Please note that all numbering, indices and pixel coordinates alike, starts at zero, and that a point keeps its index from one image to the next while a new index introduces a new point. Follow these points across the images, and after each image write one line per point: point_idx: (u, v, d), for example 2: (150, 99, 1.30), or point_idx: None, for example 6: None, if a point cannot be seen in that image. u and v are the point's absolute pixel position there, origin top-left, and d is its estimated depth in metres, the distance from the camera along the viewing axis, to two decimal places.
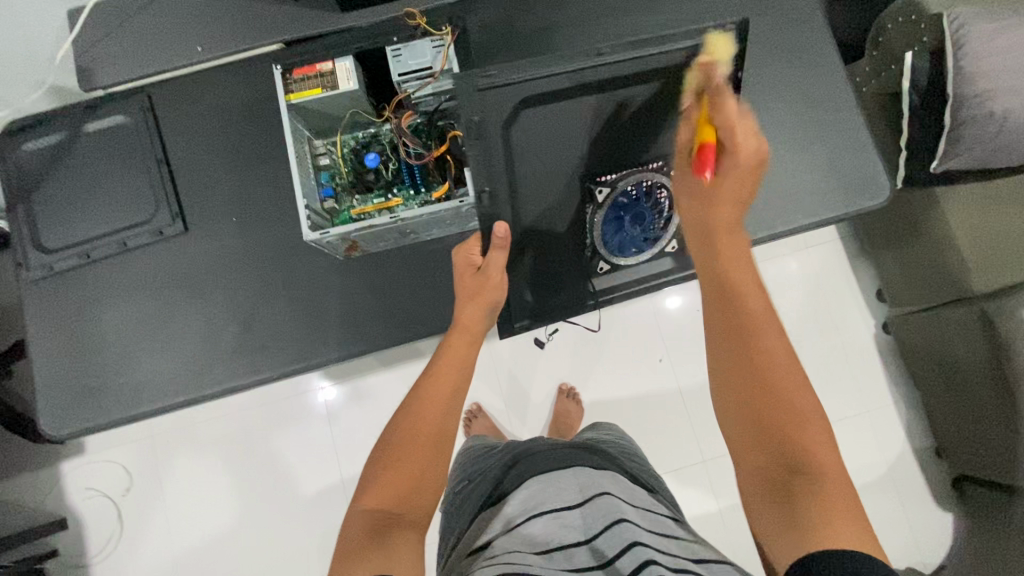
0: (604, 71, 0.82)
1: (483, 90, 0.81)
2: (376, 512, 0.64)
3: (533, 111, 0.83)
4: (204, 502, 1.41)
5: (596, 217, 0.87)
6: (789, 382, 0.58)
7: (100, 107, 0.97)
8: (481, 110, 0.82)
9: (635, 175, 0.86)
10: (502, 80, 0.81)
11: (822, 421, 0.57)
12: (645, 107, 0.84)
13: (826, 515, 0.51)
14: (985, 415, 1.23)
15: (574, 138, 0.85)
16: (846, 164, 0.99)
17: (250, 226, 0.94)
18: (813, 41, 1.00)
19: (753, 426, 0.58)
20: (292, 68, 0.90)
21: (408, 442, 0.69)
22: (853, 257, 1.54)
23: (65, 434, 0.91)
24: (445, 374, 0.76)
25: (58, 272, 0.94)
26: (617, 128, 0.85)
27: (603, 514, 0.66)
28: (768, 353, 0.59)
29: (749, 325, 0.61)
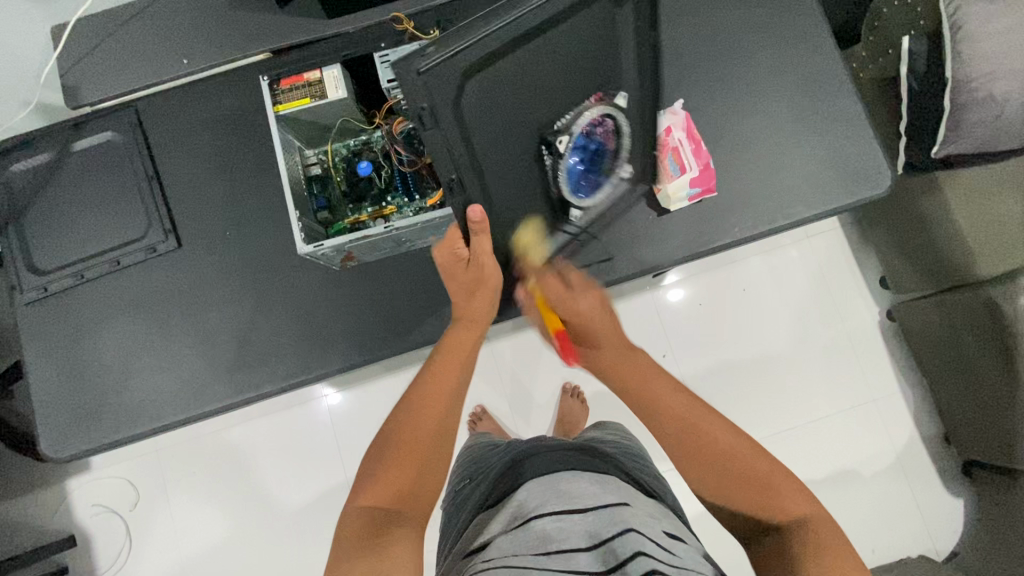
0: (543, 7, 0.66)
1: (423, 73, 0.63)
2: (374, 511, 0.67)
3: (479, 79, 0.67)
4: (211, 514, 1.41)
5: (559, 169, 0.77)
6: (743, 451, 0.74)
7: (87, 124, 0.95)
8: (429, 94, 0.64)
9: (588, 111, 0.75)
10: (442, 52, 0.62)
11: (783, 476, 0.71)
12: (588, 36, 0.72)
13: (816, 553, 0.63)
14: (991, 399, 1.22)
15: (527, 96, 0.71)
16: (845, 152, 0.97)
17: (244, 239, 0.93)
18: (808, 28, 0.99)
19: (730, 498, 0.72)
20: (278, 79, 0.89)
21: (406, 441, 0.72)
22: (855, 244, 1.52)
23: (65, 456, 0.90)
24: (446, 372, 0.78)
25: (52, 292, 0.93)
26: (568, 72, 0.72)
27: (608, 521, 0.65)
28: (716, 433, 0.76)
29: (692, 417, 0.78)
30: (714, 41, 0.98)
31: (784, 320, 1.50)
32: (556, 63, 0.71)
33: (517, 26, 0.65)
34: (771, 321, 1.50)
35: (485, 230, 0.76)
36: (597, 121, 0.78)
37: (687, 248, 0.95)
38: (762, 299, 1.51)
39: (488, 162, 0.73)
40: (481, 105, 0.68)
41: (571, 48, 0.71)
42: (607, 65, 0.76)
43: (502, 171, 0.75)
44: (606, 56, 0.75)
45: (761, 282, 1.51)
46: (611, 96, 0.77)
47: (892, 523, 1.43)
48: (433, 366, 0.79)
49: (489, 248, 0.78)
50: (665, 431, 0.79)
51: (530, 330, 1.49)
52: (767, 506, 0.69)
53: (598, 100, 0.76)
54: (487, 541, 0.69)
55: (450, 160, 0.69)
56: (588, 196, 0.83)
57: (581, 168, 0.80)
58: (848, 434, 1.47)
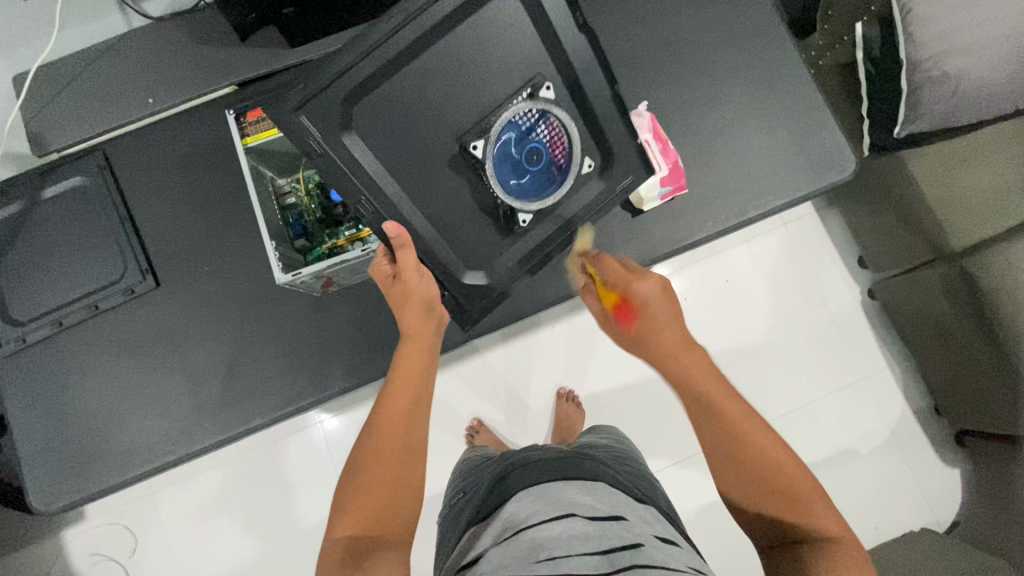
0: (410, 28, 0.76)
1: (298, 106, 0.74)
2: (349, 542, 0.65)
3: (366, 102, 0.78)
4: (212, 552, 1.39)
5: (488, 173, 0.80)
6: (780, 474, 0.66)
7: (55, 170, 0.95)
8: (315, 123, 0.75)
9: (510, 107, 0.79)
10: (315, 85, 0.75)
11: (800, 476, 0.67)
12: (476, 41, 0.79)
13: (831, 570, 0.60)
14: (977, 368, 1.24)
15: (418, 109, 0.80)
16: (809, 140, 0.99)
17: (222, 273, 0.93)
18: (762, 21, 1.01)
19: (742, 499, 0.68)
20: (244, 112, 0.88)
21: (372, 467, 0.70)
22: (830, 227, 1.55)
23: (56, 508, 0.89)
24: (400, 393, 0.75)
25: (31, 343, 0.92)
26: (463, 80, 0.80)
27: (602, 538, 0.64)
28: (758, 445, 0.68)
29: (713, 400, 0.71)
30: (673, 42, 1.00)
31: (768, 309, 1.52)
32: (444, 74, 0.79)
33: (389, 49, 0.76)
34: (756, 309, 1.52)
35: (408, 244, 0.78)
36: (527, 120, 0.81)
37: (663, 246, 0.96)
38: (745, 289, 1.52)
39: (402, 178, 0.80)
40: (375, 125, 0.79)
41: (458, 57, 0.79)
42: (504, 63, 0.80)
43: (419, 181, 0.81)
44: (504, 56, 0.80)
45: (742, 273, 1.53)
46: (541, 90, 0.80)
47: (891, 499, 1.44)
48: (388, 386, 0.77)
49: (413, 261, 0.78)
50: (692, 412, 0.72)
51: (520, 338, 1.50)
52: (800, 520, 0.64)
53: (529, 94, 0.80)
54: (479, 554, 0.70)
55: (349, 180, 0.77)
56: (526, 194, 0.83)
57: (514, 165, 0.82)
58: (841, 414, 1.48)
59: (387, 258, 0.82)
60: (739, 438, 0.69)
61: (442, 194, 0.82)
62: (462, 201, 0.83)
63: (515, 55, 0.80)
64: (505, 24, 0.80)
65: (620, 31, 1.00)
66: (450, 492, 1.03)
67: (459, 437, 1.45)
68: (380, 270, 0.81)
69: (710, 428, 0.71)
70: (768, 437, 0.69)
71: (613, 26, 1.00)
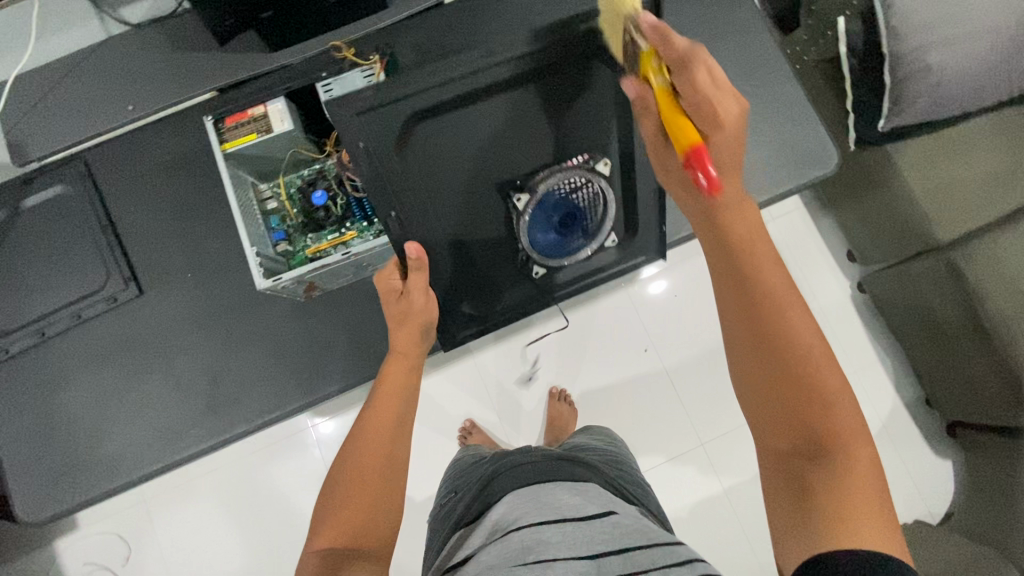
0: (500, 68, 0.76)
1: (359, 115, 0.73)
2: (330, 551, 0.64)
3: (426, 124, 0.76)
4: (206, 558, 1.39)
5: (521, 225, 0.87)
6: (819, 384, 0.55)
7: (36, 179, 0.94)
8: (365, 136, 0.73)
9: (566, 173, 0.84)
10: (380, 97, 0.72)
11: (846, 399, 0.56)
12: (563, 96, 0.80)
13: (850, 506, 0.51)
14: (966, 359, 1.24)
15: (466, 141, 0.79)
16: (792, 136, 0.99)
17: (206, 280, 0.93)
18: (742, 18, 1.01)
19: (767, 419, 0.58)
20: (223, 118, 0.88)
21: (356, 478, 0.69)
22: (818, 222, 1.55)
23: (42, 518, 0.88)
24: (387, 407, 0.76)
25: (15, 353, 0.92)
26: (524, 129, 0.80)
27: (594, 539, 0.64)
28: (797, 342, 0.57)
29: (780, 297, 0.58)
30: None
31: None
32: (513, 125, 0.79)
33: (470, 83, 0.75)
34: None
35: (424, 267, 0.78)
36: (571, 184, 0.87)
37: None
38: None
39: (430, 206, 0.80)
40: (426, 147, 0.77)
41: (531, 112, 0.80)
42: (570, 123, 0.82)
43: (439, 206, 0.81)
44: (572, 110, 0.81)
45: None
46: (598, 160, 0.85)
47: None
48: (376, 399, 0.77)
49: (424, 283, 0.80)
50: (737, 304, 0.60)
51: (511, 338, 1.49)
52: (830, 449, 0.54)
53: (584, 159, 0.85)
54: (465, 557, 0.69)
55: (386, 199, 0.76)
56: (543, 251, 0.93)
57: (543, 224, 0.91)
58: None
59: (397, 270, 0.81)
60: (775, 329, 0.57)
61: (455, 222, 0.84)
62: (464, 225, 0.85)
63: (587, 121, 0.82)
64: (598, 87, 0.80)
65: None
66: (440, 494, 1.03)
67: (452, 438, 1.45)
68: (389, 284, 0.81)
69: (755, 327, 0.58)
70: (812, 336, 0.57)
71: None
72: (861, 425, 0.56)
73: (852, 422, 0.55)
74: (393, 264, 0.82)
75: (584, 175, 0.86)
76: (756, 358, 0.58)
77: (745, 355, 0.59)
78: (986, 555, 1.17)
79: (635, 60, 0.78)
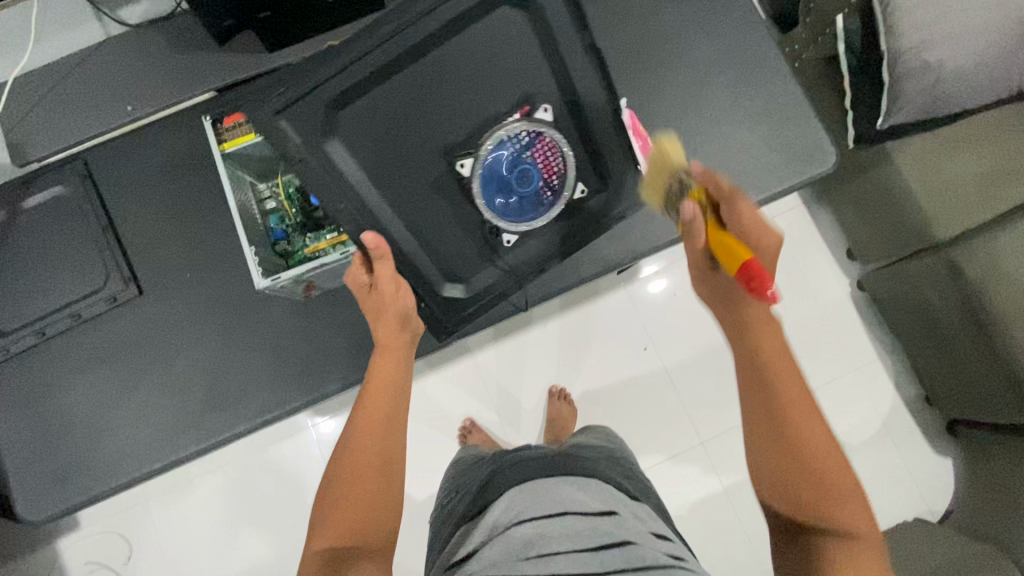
0: (396, 33, 0.75)
1: (280, 109, 0.74)
2: (329, 552, 0.65)
3: (352, 108, 0.78)
4: (208, 557, 1.39)
5: (475, 192, 0.84)
6: (821, 462, 0.65)
7: (34, 181, 0.95)
8: (294, 132, 0.75)
9: (502, 128, 0.83)
10: (294, 91, 0.74)
11: (842, 464, 0.65)
12: (476, 57, 0.81)
13: (847, 561, 0.60)
14: (964, 356, 1.24)
15: (400, 113, 0.81)
16: (790, 133, 0.99)
17: (205, 281, 0.93)
18: (740, 16, 1.01)
19: (777, 481, 0.66)
20: (220, 118, 0.89)
21: (351, 477, 0.70)
22: (818, 219, 1.55)
23: (44, 517, 0.89)
24: (374, 401, 0.76)
25: (15, 354, 0.92)
26: (456, 96, 0.82)
27: (594, 535, 0.64)
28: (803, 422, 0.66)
29: (785, 376, 0.68)
30: (651, 38, 1.00)
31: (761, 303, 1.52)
32: (436, 88, 0.81)
33: (378, 55, 0.76)
34: None
35: (387, 255, 0.80)
36: (520, 143, 0.84)
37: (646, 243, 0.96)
38: None
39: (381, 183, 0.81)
40: (358, 129, 0.79)
41: (446, 69, 0.80)
42: (489, 75, 0.82)
43: (401, 195, 0.82)
44: (502, 74, 0.83)
45: None
46: (537, 110, 0.84)
47: (885, 489, 1.44)
48: (362, 395, 0.77)
49: (391, 272, 0.80)
50: (753, 382, 0.69)
51: (510, 338, 1.50)
52: (830, 510, 0.63)
53: (523, 114, 0.83)
54: (470, 551, 0.69)
55: (330, 186, 0.78)
56: (508, 217, 0.86)
57: (502, 189, 0.85)
58: (832, 406, 1.49)
59: (363, 266, 0.82)
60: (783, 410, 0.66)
61: (415, 204, 0.84)
62: (433, 211, 0.85)
63: (500, 69, 0.82)
64: (493, 33, 0.81)
65: (599, 28, 1.00)
66: (441, 492, 1.03)
67: (452, 437, 1.45)
68: (356, 278, 0.82)
69: (766, 404, 0.67)
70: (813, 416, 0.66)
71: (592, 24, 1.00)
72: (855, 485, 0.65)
73: (846, 483, 0.64)
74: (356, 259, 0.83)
75: (528, 129, 0.83)
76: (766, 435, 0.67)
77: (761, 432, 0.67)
78: (985, 554, 1.17)
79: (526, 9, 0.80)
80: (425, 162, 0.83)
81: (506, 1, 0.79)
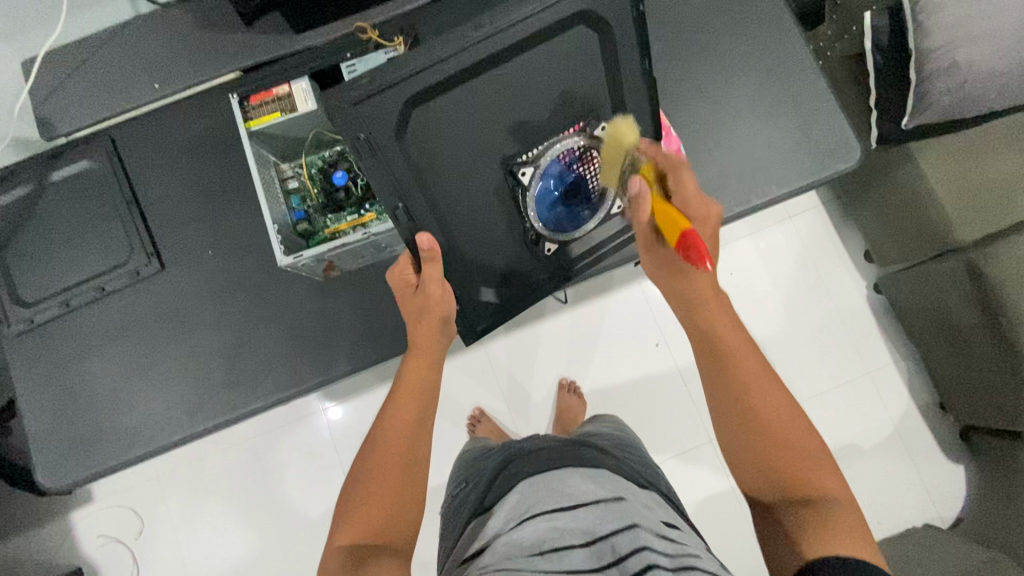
0: (481, 45, 0.72)
1: (358, 103, 0.69)
2: (352, 547, 0.65)
3: (422, 109, 0.74)
4: (217, 535, 1.41)
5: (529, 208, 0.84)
6: (779, 419, 0.68)
7: (63, 154, 0.96)
8: (365, 127, 0.70)
9: (561, 141, 0.82)
10: (372, 86, 0.69)
11: (802, 426, 0.68)
12: (548, 69, 0.78)
13: (820, 523, 0.60)
14: (982, 362, 1.23)
15: (472, 125, 0.77)
16: (814, 129, 0.99)
17: (227, 258, 0.94)
18: (768, 9, 1.00)
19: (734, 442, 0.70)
20: (248, 95, 0.89)
21: (375, 474, 0.70)
22: (835, 220, 1.54)
23: (63, 485, 0.91)
24: (405, 404, 0.77)
25: (39, 324, 0.94)
26: (525, 102, 0.78)
27: (612, 519, 0.64)
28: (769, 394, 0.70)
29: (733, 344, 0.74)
30: (678, 30, 0.99)
31: (775, 302, 1.51)
32: (505, 98, 0.77)
33: (457, 62, 0.72)
34: (763, 305, 1.51)
35: (437, 257, 0.78)
36: (570, 155, 0.84)
37: None
38: (752, 280, 1.52)
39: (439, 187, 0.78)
40: (424, 136, 0.75)
41: (516, 85, 0.77)
42: (554, 89, 0.79)
43: (453, 200, 0.80)
44: (573, 84, 0.80)
45: (750, 264, 1.52)
46: (594, 127, 0.82)
47: (896, 494, 1.43)
48: (394, 398, 0.78)
49: (439, 276, 0.79)
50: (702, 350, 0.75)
51: (523, 329, 1.49)
52: (794, 468, 0.65)
53: (580, 130, 0.82)
54: (484, 543, 0.69)
55: (392, 191, 0.75)
56: (563, 230, 0.89)
57: (553, 202, 0.86)
58: (844, 409, 1.47)
59: (411, 266, 0.83)
60: (743, 385, 0.71)
61: (468, 216, 0.82)
62: (476, 208, 0.82)
63: (572, 84, 0.80)
64: (567, 52, 0.78)
65: None
66: (451, 481, 1.03)
67: (461, 425, 1.46)
68: (403, 278, 0.83)
69: (717, 369, 0.73)
70: (773, 391, 0.70)
71: None
72: (822, 452, 0.67)
73: (807, 445, 0.67)
74: (406, 258, 0.84)
75: (585, 145, 0.83)
76: (739, 412, 0.70)
77: (733, 410, 0.70)
78: (995, 562, 1.16)
79: (600, 19, 0.76)
80: (481, 170, 0.80)
81: (582, 17, 0.75)
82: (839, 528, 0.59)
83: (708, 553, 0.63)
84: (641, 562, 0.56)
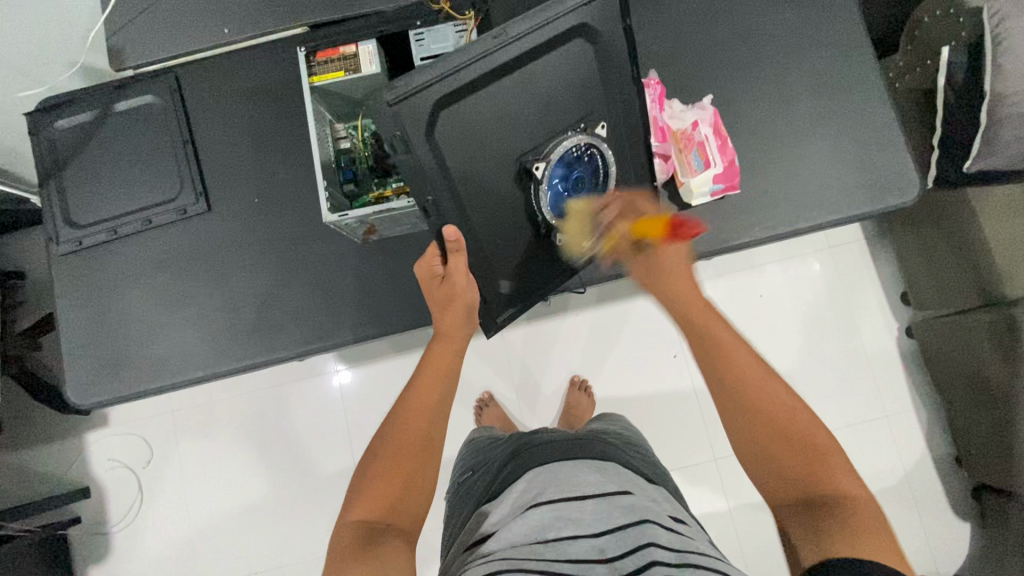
0: (501, 54, 0.73)
1: (395, 103, 0.69)
2: (365, 524, 0.66)
3: (450, 111, 0.73)
4: (220, 475, 1.45)
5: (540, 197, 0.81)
6: (786, 409, 0.68)
7: (128, 86, 0.99)
8: (401, 126, 0.70)
9: (567, 140, 0.80)
10: (411, 86, 0.69)
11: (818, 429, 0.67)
12: (566, 76, 0.78)
13: (851, 531, 0.57)
14: (1008, 422, 1.19)
15: (501, 128, 0.77)
16: (871, 160, 0.96)
17: (271, 208, 0.96)
18: (846, 32, 0.98)
19: (746, 431, 0.69)
20: (315, 51, 0.90)
21: (392, 453, 0.72)
22: (877, 256, 1.50)
23: (90, 404, 0.95)
24: (432, 386, 0.79)
25: (85, 247, 0.97)
26: (548, 105, 0.79)
27: (613, 514, 0.64)
28: (765, 385, 0.70)
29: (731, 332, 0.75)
30: (747, 39, 0.97)
31: (801, 330, 1.49)
32: (528, 98, 0.77)
33: (480, 69, 0.72)
34: (790, 333, 1.49)
35: (461, 248, 0.80)
36: (574, 152, 0.82)
37: (707, 247, 0.95)
38: (779, 303, 1.50)
39: (466, 181, 0.77)
40: (454, 135, 0.75)
41: (534, 85, 0.77)
42: (570, 98, 0.80)
43: (478, 195, 0.79)
44: (592, 95, 0.81)
45: (781, 287, 1.50)
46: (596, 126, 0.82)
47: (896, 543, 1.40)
48: (418, 383, 0.79)
49: (464, 265, 0.81)
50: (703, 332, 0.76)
51: (545, 322, 1.50)
52: (813, 471, 0.64)
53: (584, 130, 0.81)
54: (488, 531, 0.70)
55: (426, 182, 0.74)
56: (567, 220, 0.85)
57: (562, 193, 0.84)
58: (856, 449, 1.45)
59: (438, 256, 0.84)
60: (746, 368, 0.72)
61: (490, 213, 0.81)
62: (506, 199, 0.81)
63: (582, 86, 0.80)
64: (569, 61, 0.78)
65: (696, 21, 0.97)
66: (458, 466, 1.05)
67: (469, 407, 1.47)
68: (430, 268, 0.84)
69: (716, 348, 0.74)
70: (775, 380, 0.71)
71: (690, 15, 0.97)
72: (843, 462, 0.64)
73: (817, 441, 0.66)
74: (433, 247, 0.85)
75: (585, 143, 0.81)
76: (737, 399, 0.70)
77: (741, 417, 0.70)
78: None
79: (599, 32, 0.78)
80: (503, 167, 0.79)
81: (582, 29, 0.76)
82: (865, 534, 0.57)
83: (722, 556, 0.62)
84: (645, 558, 0.57)
